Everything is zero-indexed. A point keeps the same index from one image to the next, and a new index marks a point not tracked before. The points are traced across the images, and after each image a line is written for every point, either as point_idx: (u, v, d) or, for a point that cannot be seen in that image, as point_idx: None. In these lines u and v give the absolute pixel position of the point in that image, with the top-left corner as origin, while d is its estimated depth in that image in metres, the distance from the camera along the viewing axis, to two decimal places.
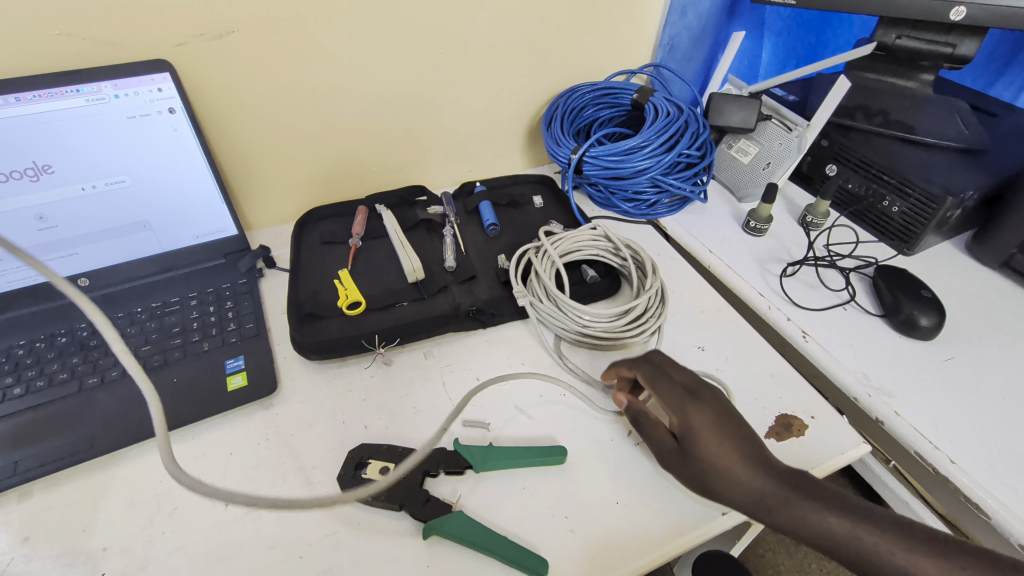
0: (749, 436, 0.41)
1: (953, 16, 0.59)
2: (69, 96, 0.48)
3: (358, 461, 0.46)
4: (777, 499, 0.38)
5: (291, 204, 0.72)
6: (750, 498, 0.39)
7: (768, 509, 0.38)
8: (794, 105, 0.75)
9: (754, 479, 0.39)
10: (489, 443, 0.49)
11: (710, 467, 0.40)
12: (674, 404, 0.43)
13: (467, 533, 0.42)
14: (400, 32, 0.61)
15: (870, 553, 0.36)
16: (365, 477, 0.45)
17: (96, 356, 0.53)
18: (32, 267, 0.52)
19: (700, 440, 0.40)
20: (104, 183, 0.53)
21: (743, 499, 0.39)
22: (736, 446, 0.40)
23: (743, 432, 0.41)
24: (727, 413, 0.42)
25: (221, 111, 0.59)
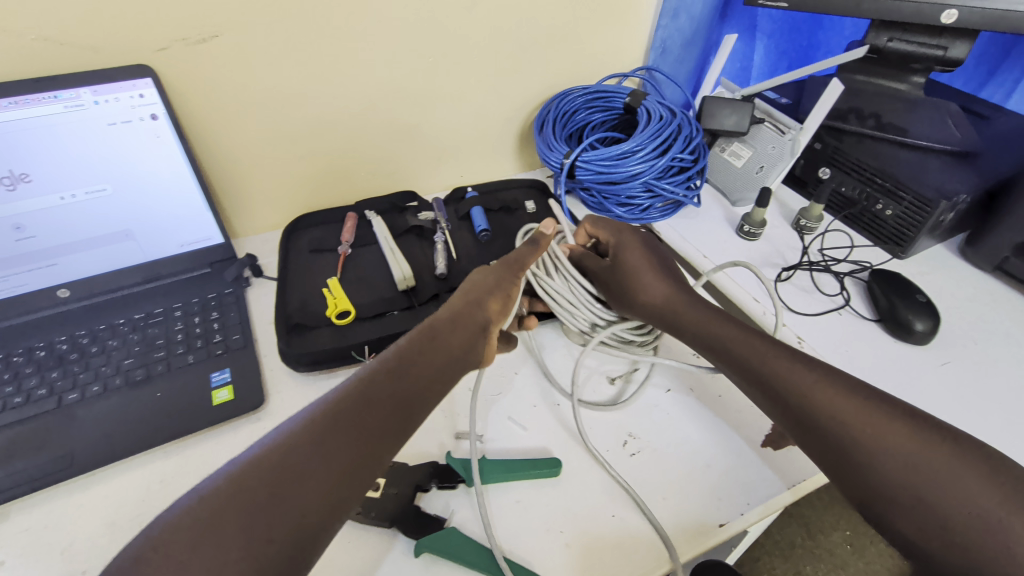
0: (666, 262, 0.56)
1: (945, 19, 0.58)
2: (47, 102, 0.47)
3: None
4: (675, 298, 0.52)
5: (278, 211, 0.71)
6: (658, 300, 0.52)
7: (672, 308, 0.51)
8: (787, 109, 0.74)
9: (662, 284, 0.53)
10: (483, 456, 0.48)
11: (629, 272, 0.54)
12: (613, 232, 0.58)
13: (460, 550, 0.41)
14: (390, 35, 0.61)
15: (821, 412, 0.40)
16: None
17: (77, 370, 0.52)
18: (197, 232, 0.59)
19: (625, 250, 0.56)
20: (84, 192, 0.52)
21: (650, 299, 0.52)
22: (652, 263, 0.55)
23: (660, 257, 0.56)
24: (650, 243, 0.58)
25: (206, 117, 0.58)
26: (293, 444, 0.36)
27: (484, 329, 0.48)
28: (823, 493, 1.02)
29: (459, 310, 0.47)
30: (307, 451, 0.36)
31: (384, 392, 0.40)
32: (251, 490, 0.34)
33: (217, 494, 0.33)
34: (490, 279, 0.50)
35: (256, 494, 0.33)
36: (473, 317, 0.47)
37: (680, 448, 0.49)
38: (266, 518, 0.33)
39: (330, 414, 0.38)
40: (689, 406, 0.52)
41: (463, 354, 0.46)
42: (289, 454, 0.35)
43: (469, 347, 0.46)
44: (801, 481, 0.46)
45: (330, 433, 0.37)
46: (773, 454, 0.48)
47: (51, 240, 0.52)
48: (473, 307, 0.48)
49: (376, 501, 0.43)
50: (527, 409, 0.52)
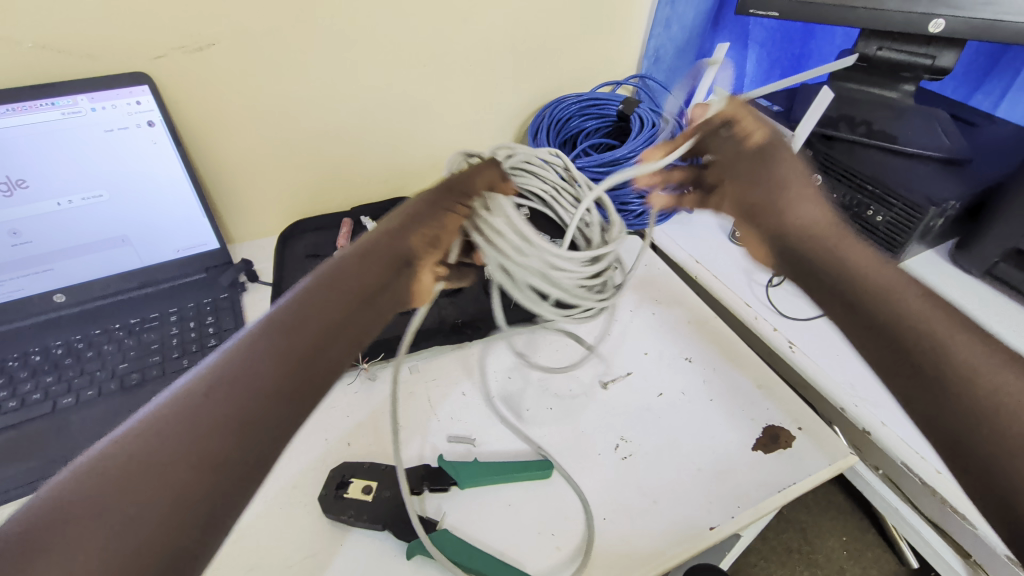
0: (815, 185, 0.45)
1: (931, 28, 0.59)
2: (44, 109, 0.47)
3: (341, 481, 0.45)
4: (832, 224, 0.41)
5: (275, 216, 0.71)
6: (814, 220, 0.42)
7: (821, 231, 0.41)
8: (779, 116, 0.75)
9: (821, 210, 0.42)
10: (473, 458, 0.48)
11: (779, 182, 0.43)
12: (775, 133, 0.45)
13: (451, 551, 0.41)
14: (385, 43, 0.61)
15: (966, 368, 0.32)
16: (347, 497, 0.44)
17: (71, 375, 0.52)
18: (194, 237, 0.60)
19: (779, 155, 0.44)
20: (80, 198, 0.52)
21: (801, 215, 0.42)
22: (809, 180, 0.44)
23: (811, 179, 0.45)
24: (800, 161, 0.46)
25: (203, 123, 0.59)
26: (182, 404, 0.29)
27: (414, 260, 0.40)
28: (820, 498, 1.02)
29: (385, 241, 0.39)
30: (200, 410, 0.29)
31: (291, 337, 0.33)
32: (131, 465, 0.27)
33: (88, 472, 0.26)
34: (420, 203, 0.41)
35: (138, 465, 0.27)
36: (392, 251, 0.39)
37: (672, 451, 0.49)
38: (154, 490, 0.26)
39: (229, 365, 0.31)
40: (682, 410, 0.53)
41: (388, 289, 0.38)
42: (179, 415, 0.29)
43: (395, 282, 0.39)
44: (791, 484, 0.47)
45: (228, 385, 0.30)
46: (764, 457, 0.49)
47: (46, 246, 0.53)
48: (399, 237, 0.39)
49: (367, 504, 0.44)
50: (520, 413, 0.52)
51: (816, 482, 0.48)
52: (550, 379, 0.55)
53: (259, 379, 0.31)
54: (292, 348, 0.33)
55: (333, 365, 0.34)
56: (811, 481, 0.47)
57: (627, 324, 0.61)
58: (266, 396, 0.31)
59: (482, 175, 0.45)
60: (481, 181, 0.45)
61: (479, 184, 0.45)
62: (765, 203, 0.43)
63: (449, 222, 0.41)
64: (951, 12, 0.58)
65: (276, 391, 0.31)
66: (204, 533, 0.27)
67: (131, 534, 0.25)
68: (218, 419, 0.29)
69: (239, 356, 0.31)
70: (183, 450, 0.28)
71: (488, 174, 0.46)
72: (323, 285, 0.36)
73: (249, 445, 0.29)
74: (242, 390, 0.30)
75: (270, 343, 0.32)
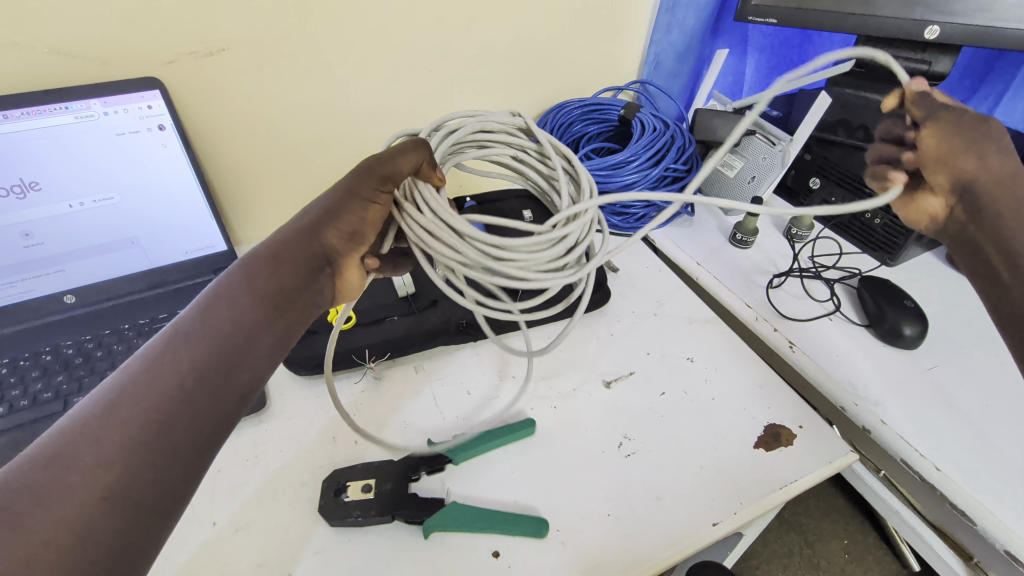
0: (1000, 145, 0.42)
1: (927, 34, 0.60)
2: (58, 113, 0.48)
3: (337, 488, 0.45)
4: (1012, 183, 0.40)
5: (281, 219, 0.72)
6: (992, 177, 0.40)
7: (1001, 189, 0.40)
8: (778, 121, 0.77)
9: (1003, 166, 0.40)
10: (459, 433, 0.50)
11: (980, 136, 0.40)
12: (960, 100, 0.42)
13: (461, 523, 0.43)
14: (391, 49, 0.62)
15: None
16: (348, 501, 0.44)
17: (81, 374, 0.53)
18: (202, 239, 0.61)
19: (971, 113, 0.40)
20: (91, 201, 0.53)
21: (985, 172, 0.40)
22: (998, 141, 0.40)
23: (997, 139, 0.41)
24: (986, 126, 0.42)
25: (211, 127, 0.60)
26: (102, 403, 0.28)
27: (335, 256, 0.40)
28: (820, 501, 1.03)
29: (303, 238, 0.38)
30: (122, 405, 0.28)
31: (213, 334, 0.32)
32: (56, 466, 0.25)
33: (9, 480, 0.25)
34: (338, 196, 0.40)
35: (61, 466, 0.25)
36: (308, 249, 0.38)
37: (674, 449, 0.50)
38: (78, 488, 0.25)
39: (150, 361, 0.30)
40: (684, 408, 0.53)
41: (310, 285, 0.38)
42: (102, 412, 0.27)
43: (316, 276, 0.39)
44: (792, 481, 0.47)
45: (151, 379, 0.29)
46: (766, 455, 0.49)
47: (58, 247, 0.53)
48: (319, 234, 0.39)
49: (372, 499, 0.44)
50: (524, 411, 0.53)
51: (817, 480, 0.48)
52: (554, 379, 0.56)
53: (184, 372, 0.30)
54: (210, 347, 0.32)
55: (261, 356, 0.34)
56: (811, 478, 0.48)
57: (629, 325, 0.62)
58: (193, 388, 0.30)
59: (407, 156, 0.40)
60: (410, 160, 0.41)
61: (404, 164, 0.40)
62: (954, 155, 0.40)
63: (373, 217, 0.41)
64: (945, 18, 0.59)
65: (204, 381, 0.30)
66: (140, 524, 0.26)
67: (60, 533, 0.24)
68: (143, 412, 0.28)
69: (158, 352, 0.30)
70: (107, 447, 0.26)
71: (416, 154, 0.41)
72: (245, 282, 0.35)
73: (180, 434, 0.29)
74: (169, 383, 0.29)
75: (192, 338, 0.31)
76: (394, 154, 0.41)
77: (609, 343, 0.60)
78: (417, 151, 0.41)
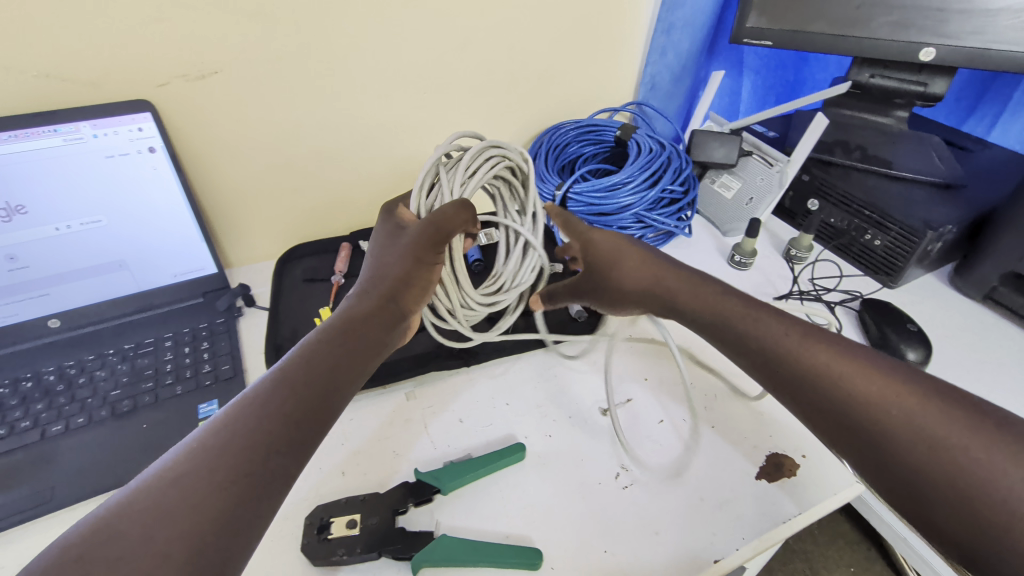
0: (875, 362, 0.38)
1: (923, 57, 0.60)
2: (46, 136, 0.48)
3: (321, 524, 0.43)
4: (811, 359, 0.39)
5: (275, 241, 0.72)
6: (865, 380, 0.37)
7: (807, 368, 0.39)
8: (774, 142, 0.75)
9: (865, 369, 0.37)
10: (447, 462, 0.49)
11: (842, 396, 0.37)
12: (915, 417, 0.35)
13: (453, 554, 0.41)
14: (381, 72, 0.62)
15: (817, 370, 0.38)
16: (332, 539, 0.42)
17: (62, 402, 0.51)
18: (195, 260, 0.60)
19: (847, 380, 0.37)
20: (79, 223, 0.52)
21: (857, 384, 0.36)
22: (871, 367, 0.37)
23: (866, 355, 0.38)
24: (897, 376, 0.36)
25: (203, 150, 0.59)
26: (224, 438, 0.33)
27: (405, 312, 0.46)
28: (825, 527, 1.00)
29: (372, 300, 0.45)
30: (239, 437, 0.33)
31: (307, 385, 0.38)
32: (184, 490, 0.30)
33: (140, 499, 0.30)
34: (407, 261, 0.46)
35: (185, 493, 0.30)
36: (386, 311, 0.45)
37: (674, 481, 0.48)
38: (205, 503, 0.30)
39: (260, 403, 0.35)
40: (684, 438, 0.52)
41: (386, 337, 0.44)
42: (219, 448, 0.33)
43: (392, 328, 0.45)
44: (795, 516, 0.45)
45: (264, 418, 0.35)
46: (768, 487, 0.48)
47: (44, 270, 0.52)
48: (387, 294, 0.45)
49: (357, 537, 0.42)
50: (518, 440, 0.51)
51: (821, 513, 0.47)
52: (549, 407, 0.54)
53: (286, 413, 0.36)
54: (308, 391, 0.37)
55: (342, 399, 0.39)
56: (816, 510, 0.46)
57: (625, 350, 0.61)
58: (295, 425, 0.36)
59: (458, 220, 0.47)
60: (455, 224, 0.47)
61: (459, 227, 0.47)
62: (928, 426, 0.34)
63: (433, 273, 0.48)
64: (941, 40, 0.59)
65: (301, 418, 0.36)
66: (246, 535, 0.31)
67: (173, 547, 0.28)
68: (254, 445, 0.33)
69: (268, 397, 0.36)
70: (223, 474, 0.32)
71: (461, 219, 0.47)
72: (336, 338, 0.41)
73: (282, 461, 0.34)
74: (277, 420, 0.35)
75: (297, 382, 0.37)
76: (451, 215, 0.47)
77: (607, 367, 0.59)
78: (465, 215, 0.47)
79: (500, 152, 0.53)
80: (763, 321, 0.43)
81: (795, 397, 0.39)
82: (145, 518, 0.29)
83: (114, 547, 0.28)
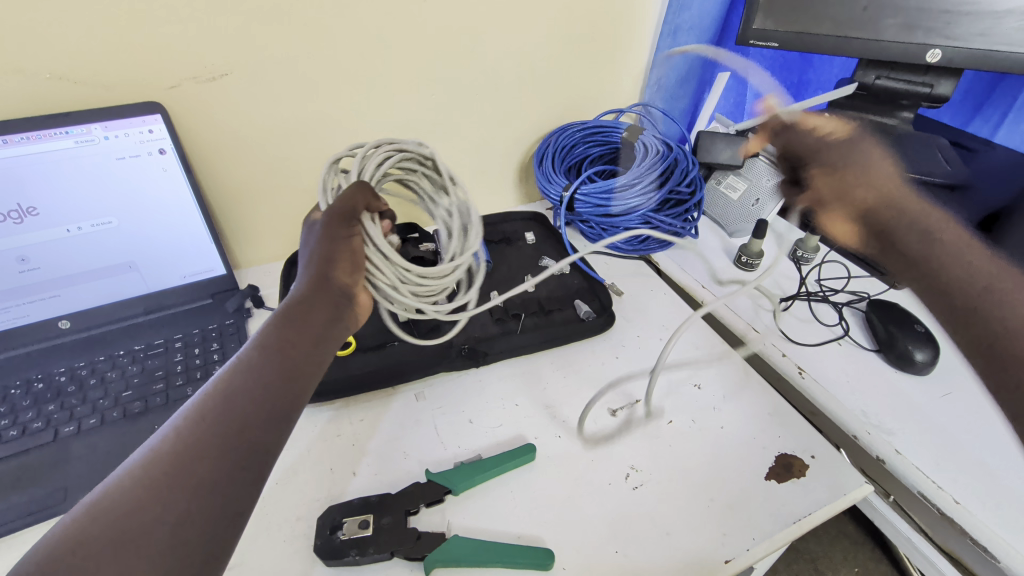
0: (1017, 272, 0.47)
1: (930, 58, 0.60)
2: (58, 137, 0.48)
3: (333, 523, 0.43)
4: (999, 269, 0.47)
5: (284, 243, 0.72)
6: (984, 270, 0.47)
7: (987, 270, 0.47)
8: (779, 144, 0.76)
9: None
10: (458, 463, 0.49)
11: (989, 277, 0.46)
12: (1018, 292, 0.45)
13: (466, 554, 0.41)
14: (388, 74, 0.62)
15: (967, 260, 0.48)
16: (344, 539, 0.42)
17: (73, 403, 0.51)
18: (205, 261, 0.60)
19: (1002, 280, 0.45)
20: (90, 225, 0.52)
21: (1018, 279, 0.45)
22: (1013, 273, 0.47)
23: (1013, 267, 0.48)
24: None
25: (213, 152, 0.59)
26: (166, 457, 0.32)
27: (346, 291, 0.44)
28: (829, 527, 1.00)
29: (315, 286, 0.42)
30: (183, 451, 0.32)
31: (249, 388, 0.36)
32: (136, 506, 0.30)
33: (92, 522, 0.29)
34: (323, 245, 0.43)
35: (137, 510, 0.30)
36: (326, 296, 0.43)
37: (683, 481, 0.48)
38: (159, 520, 0.30)
39: (211, 407, 0.35)
40: (692, 438, 0.52)
41: (333, 323, 0.43)
42: (172, 457, 0.32)
43: (337, 313, 0.43)
44: (804, 516, 0.46)
45: (207, 429, 0.34)
46: (778, 487, 0.48)
47: (55, 271, 0.53)
48: (329, 279, 0.43)
49: (369, 538, 0.42)
50: (528, 441, 0.51)
51: (830, 513, 0.47)
52: (558, 407, 0.54)
53: (231, 419, 0.35)
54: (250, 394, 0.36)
55: (292, 394, 0.38)
56: (826, 510, 0.46)
57: (633, 351, 0.61)
58: (252, 425, 0.35)
59: (361, 196, 0.46)
60: (359, 202, 0.45)
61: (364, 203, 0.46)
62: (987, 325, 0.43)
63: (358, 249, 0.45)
64: (947, 42, 0.59)
65: (258, 417, 0.36)
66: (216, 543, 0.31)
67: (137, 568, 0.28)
68: (202, 456, 0.32)
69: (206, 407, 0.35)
70: (177, 488, 0.31)
71: (362, 197, 0.46)
72: (276, 336, 0.40)
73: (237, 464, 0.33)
74: (220, 430, 0.34)
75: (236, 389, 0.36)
76: (350, 194, 0.45)
77: (613, 367, 0.59)
78: (366, 193, 0.46)
79: (392, 145, 0.51)
80: (933, 215, 0.53)
81: (940, 272, 0.48)
82: (100, 547, 0.28)
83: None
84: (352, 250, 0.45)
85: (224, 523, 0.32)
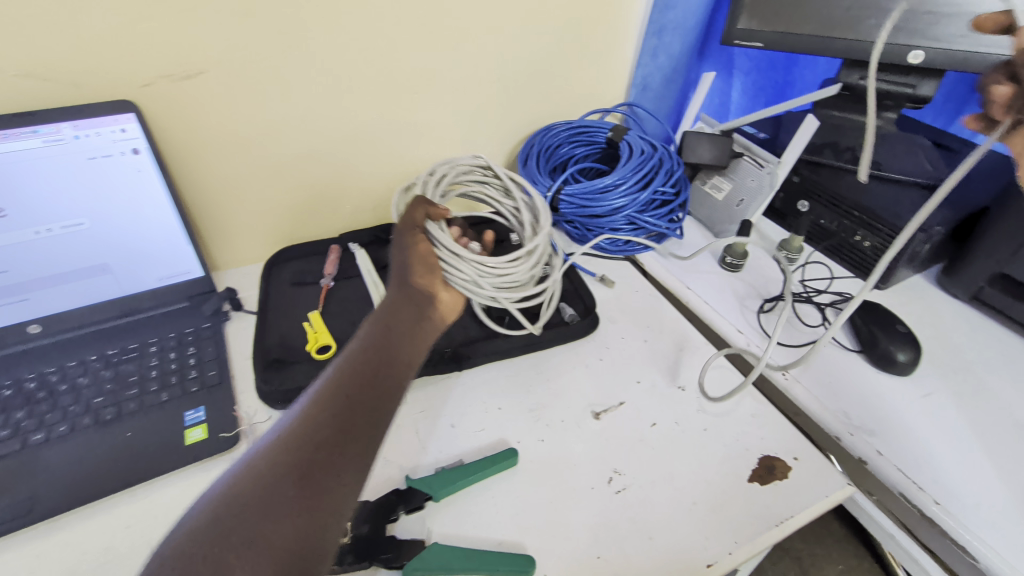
0: None
1: (913, 58, 0.60)
2: (26, 136, 0.46)
3: None
4: None
5: (264, 244, 0.71)
6: None
7: None
8: (765, 143, 0.75)
9: None
10: (439, 469, 0.48)
11: None
12: None
13: (446, 563, 0.41)
14: (368, 73, 0.61)
15: None
16: None
17: (43, 410, 0.50)
18: (181, 263, 0.59)
19: None
20: (60, 227, 0.51)
21: None
22: None
23: None
24: None
25: (189, 152, 0.58)
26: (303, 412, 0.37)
27: (426, 291, 0.51)
28: (814, 525, 1.01)
29: (398, 286, 0.50)
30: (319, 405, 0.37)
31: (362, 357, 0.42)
32: (275, 465, 0.33)
33: (223, 496, 0.31)
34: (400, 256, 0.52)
35: (287, 449, 0.34)
36: (411, 291, 0.50)
37: (666, 484, 0.48)
38: (305, 456, 0.34)
39: (334, 375, 0.40)
40: (676, 440, 0.52)
41: (422, 312, 0.49)
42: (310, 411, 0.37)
43: (423, 305, 0.49)
44: (786, 518, 0.46)
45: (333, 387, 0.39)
46: (761, 489, 0.48)
47: (24, 275, 0.51)
48: (408, 283, 0.50)
49: (347, 547, 0.41)
50: (510, 445, 0.51)
51: (812, 515, 0.47)
52: (541, 411, 0.54)
53: (351, 379, 0.40)
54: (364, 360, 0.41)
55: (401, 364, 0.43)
56: (808, 512, 0.46)
57: (617, 352, 0.60)
58: (371, 384, 0.40)
59: (417, 209, 0.54)
60: (417, 214, 0.54)
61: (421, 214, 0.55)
62: None
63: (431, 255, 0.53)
64: (929, 43, 0.59)
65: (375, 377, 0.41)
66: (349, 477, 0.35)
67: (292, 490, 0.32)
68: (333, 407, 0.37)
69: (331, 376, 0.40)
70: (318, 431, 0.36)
71: (421, 210, 0.55)
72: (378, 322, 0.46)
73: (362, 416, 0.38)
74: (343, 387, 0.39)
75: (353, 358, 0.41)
76: (412, 210, 0.54)
77: (596, 369, 0.58)
78: (422, 205, 0.55)
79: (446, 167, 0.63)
80: None
81: None
82: (261, 479, 0.32)
83: (244, 503, 0.31)
84: (424, 254, 0.53)
85: (354, 465, 0.35)
